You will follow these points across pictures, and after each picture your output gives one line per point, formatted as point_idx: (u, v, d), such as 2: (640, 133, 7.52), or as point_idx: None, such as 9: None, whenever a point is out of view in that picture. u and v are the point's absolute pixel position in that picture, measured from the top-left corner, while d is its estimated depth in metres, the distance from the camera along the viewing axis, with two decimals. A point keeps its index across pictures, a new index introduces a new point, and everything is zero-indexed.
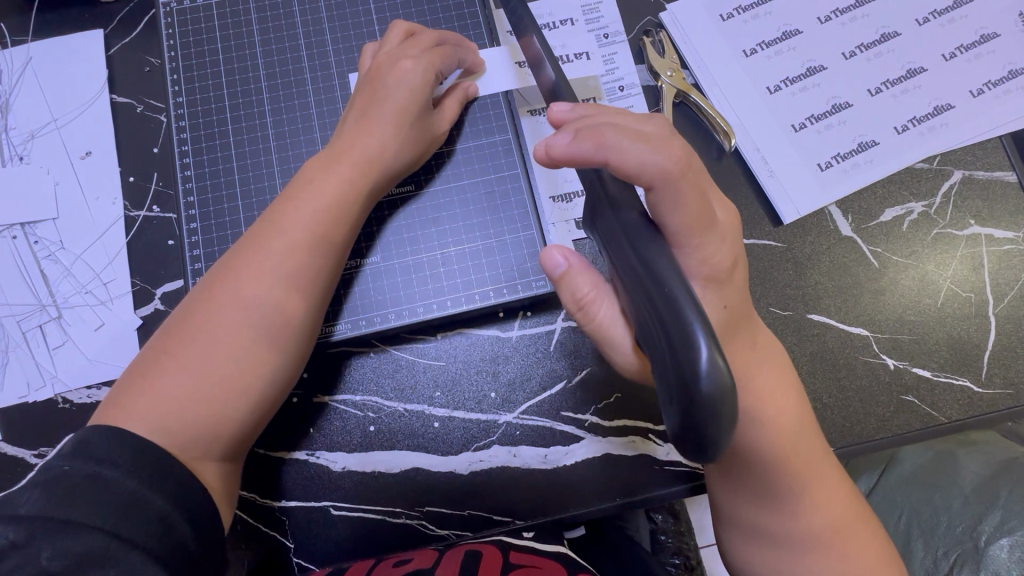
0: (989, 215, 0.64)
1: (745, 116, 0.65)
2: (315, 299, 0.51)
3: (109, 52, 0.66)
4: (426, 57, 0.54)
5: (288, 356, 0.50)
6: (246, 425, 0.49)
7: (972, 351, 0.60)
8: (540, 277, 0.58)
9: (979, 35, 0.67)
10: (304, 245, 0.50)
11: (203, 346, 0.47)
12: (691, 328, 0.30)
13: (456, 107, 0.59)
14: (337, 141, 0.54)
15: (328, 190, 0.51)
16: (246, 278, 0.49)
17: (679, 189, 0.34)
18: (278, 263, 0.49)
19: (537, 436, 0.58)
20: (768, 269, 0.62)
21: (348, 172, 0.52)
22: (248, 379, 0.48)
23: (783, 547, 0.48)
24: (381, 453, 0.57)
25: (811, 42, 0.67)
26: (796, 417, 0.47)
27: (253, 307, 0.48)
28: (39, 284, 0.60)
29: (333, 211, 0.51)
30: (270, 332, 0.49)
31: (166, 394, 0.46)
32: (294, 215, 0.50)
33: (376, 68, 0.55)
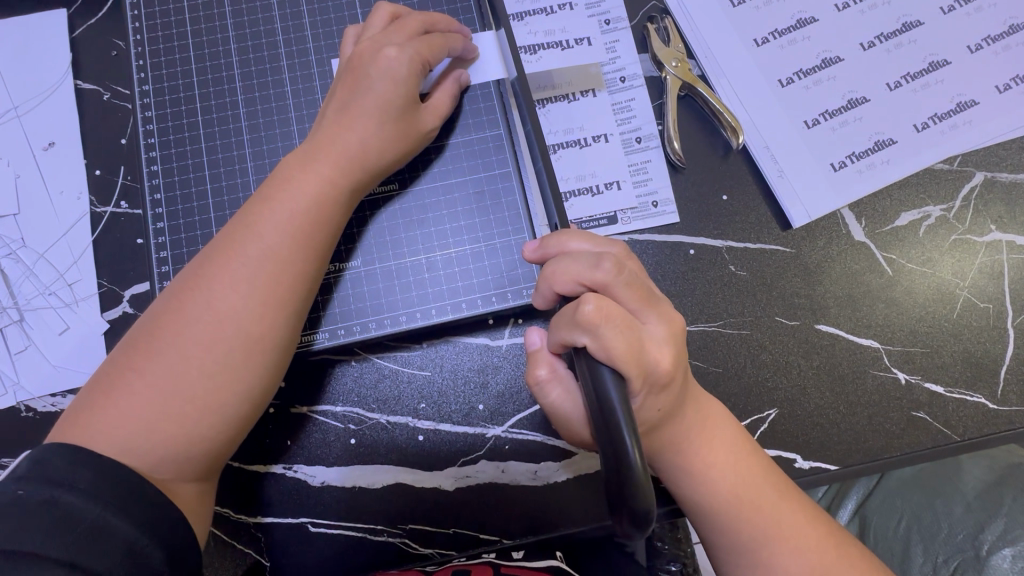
0: (1011, 220, 0.60)
1: (754, 111, 0.61)
2: (294, 308, 0.47)
3: (74, 34, 0.61)
4: (412, 46, 0.50)
5: (266, 369, 0.46)
6: (223, 443, 0.45)
7: (989, 365, 0.57)
8: (531, 283, 0.54)
9: (1007, 26, 0.62)
10: (284, 249, 0.46)
11: (172, 361, 0.44)
12: (619, 428, 0.33)
13: (448, 101, 0.54)
14: (316, 136, 0.50)
15: (309, 189, 0.48)
16: (219, 286, 0.45)
17: (601, 333, 0.37)
18: (252, 270, 0.46)
19: (527, 450, 0.55)
20: (774, 275, 0.58)
21: (330, 170, 0.48)
22: (221, 397, 0.44)
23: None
24: (363, 468, 0.54)
25: (827, 31, 0.63)
26: (735, 460, 0.46)
27: (225, 319, 0.45)
28: (0, 285, 0.56)
29: (316, 212, 0.48)
30: (245, 345, 0.45)
31: (133, 411, 0.43)
32: (272, 218, 0.47)
33: (358, 55, 0.51)
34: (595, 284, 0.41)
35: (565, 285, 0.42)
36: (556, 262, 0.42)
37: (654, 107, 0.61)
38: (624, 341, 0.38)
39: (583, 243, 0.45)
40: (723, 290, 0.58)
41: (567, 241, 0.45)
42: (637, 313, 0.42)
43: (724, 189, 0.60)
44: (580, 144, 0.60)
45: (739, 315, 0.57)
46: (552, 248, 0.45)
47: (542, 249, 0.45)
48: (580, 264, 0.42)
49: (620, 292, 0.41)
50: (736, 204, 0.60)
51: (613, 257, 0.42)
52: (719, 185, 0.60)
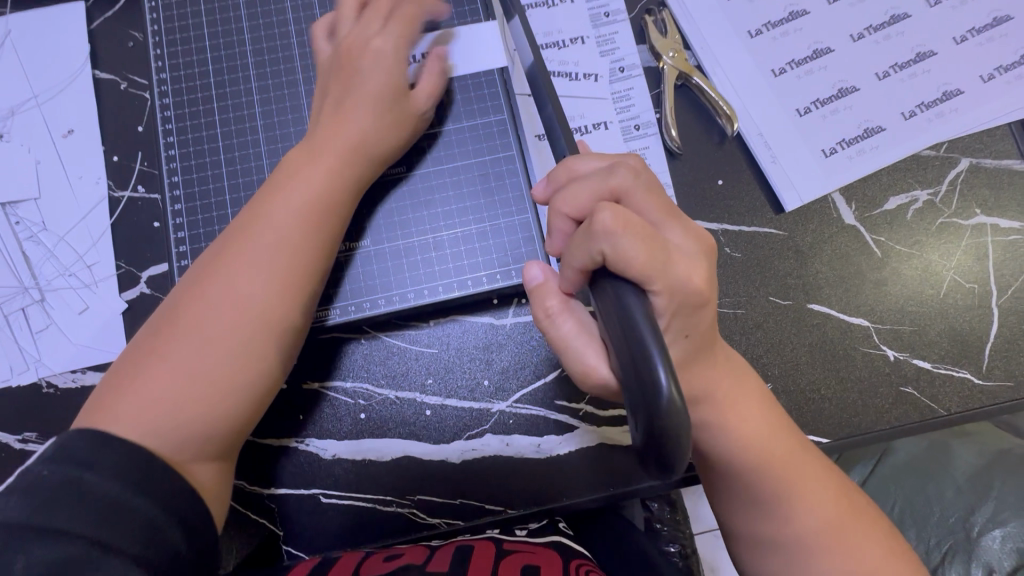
0: (996, 204, 0.62)
1: (748, 100, 0.63)
2: (306, 292, 0.49)
3: (92, 26, 0.63)
4: (393, 30, 0.53)
5: (280, 351, 0.49)
6: (242, 423, 0.48)
7: (974, 343, 0.59)
8: (534, 263, 0.56)
9: (991, 18, 0.65)
10: (295, 237, 0.49)
11: (189, 348, 0.46)
12: (647, 352, 0.31)
13: (435, 82, 0.56)
14: (317, 131, 0.52)
15: (316, 180, 0.50)
16: (231, 275, 0.47)
17: (621, 244, 0.35)
18: (266, 258, 0.48)
19: (530, 424, 0.57)
20: (768, 257, 0.60)
21: (336, 161, 0.51)
22: (238, 379, 0.46)
23: (780, 554, 0.46)
24: (372, 441, 0.56)
25: (818, 23, 0.65)
26: (760, 418, 0.46)
27: (239, 305, 0.47)
28: (22, 266, 0.58)
29: (325, 203, 0.50)
30: (259, 329, 0.47)
31: (157, 398, 0.44)
32: (282, 208, 0.49)
33: (347, 49, 0.53)
34: (613, 192, 0.39)
35: (575, 205, 0.39)
36: (567, 187, 0.40)
37: (652, 96, 0.64)
38: (647, 251, 0.35)
39: (594, 160, 0.42)
40: (718, 271, 0.60)
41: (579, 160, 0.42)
42: (660, 225, 0.39)
43: (720, 174, 0.62)
44: (581, 131, 0.63)
45: (734, 294, 0.60)
46: (563, 175, 0.42)
47: (551, 182, 0.42)
48: (593, 181, 0.39)
49: (638, 203, 0.39)
50: (730, 189, 0.62)
51: (626, 167, 0.40)
52: (715, 171, 0.62)
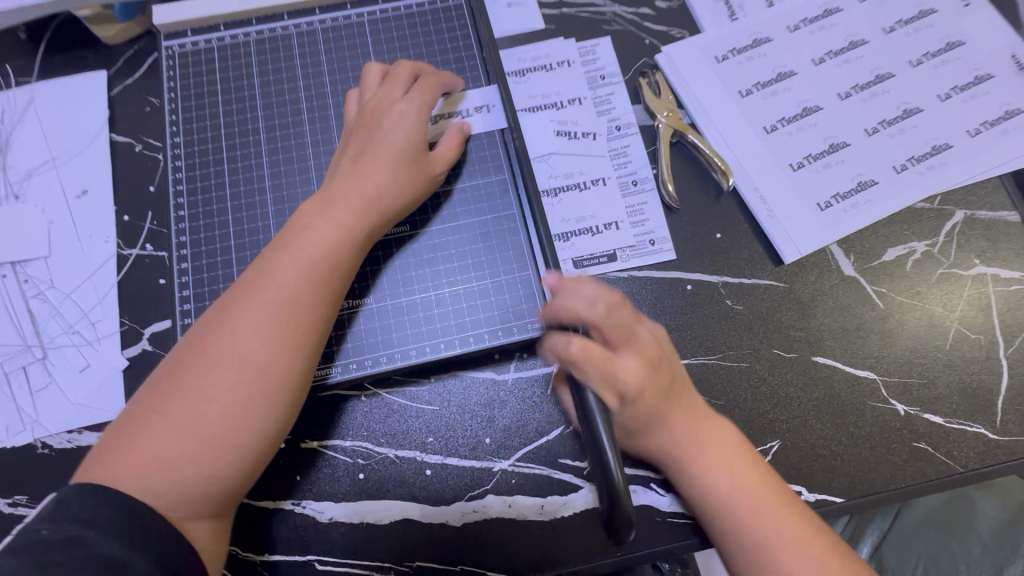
0: (994, 255, 0.63)
1: (742, 155, 0.65)
2: (309, 348, 0.49)
3: (112, 93, 0.66)
4: (417, 97, 0.56)
5: (283, 408, 0.47)
6: (238, 479, 0.46)
7: (986, 395, 0.58)
8: (535, 318, 0.56)
9: (973, 76, 0.68)
10: (304, 292, 0.49)
11: (194, 401, 0.45)
12: (603, 446, 0.41)
13: (455, 146, 0.58)
14: (333, 185, 0.53)
15: (326, 235, 0.51)
16: (241, 326, 0.47)
17: (581, 369, 0.44)
18: (274, 311, 0.48)
19: (533, 484, 0.55)
20: (771, 309, 0.60)
21: (348, 215, 0.52)
22: (239, 437, 0.46)
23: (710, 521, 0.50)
24: (370, 503, 0.55)
25: (807, 83, 0.68)
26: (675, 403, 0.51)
27: (245, 359, 0.46)
28: (27, 324, 0.59)
29: (333, 256, 0.51)
30: (264, 384, 0.46)
31: (157, 450, 0.44)
32: (292, 261, 0.50)
33: (368, 112, 0.56)
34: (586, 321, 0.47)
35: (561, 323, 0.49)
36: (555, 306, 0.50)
37: (648, 153, 0.66)
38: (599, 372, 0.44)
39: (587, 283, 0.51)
40: (720, 322, 0.60)
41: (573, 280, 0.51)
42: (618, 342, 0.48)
43: (718, 228, 0.63)
44: (580, 187, 0.64)
45: (739, 347, 0.59)
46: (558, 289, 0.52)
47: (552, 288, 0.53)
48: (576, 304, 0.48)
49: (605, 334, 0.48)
50: (729, 242, 0.63)
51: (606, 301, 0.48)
52: (713, 225, 0.63)
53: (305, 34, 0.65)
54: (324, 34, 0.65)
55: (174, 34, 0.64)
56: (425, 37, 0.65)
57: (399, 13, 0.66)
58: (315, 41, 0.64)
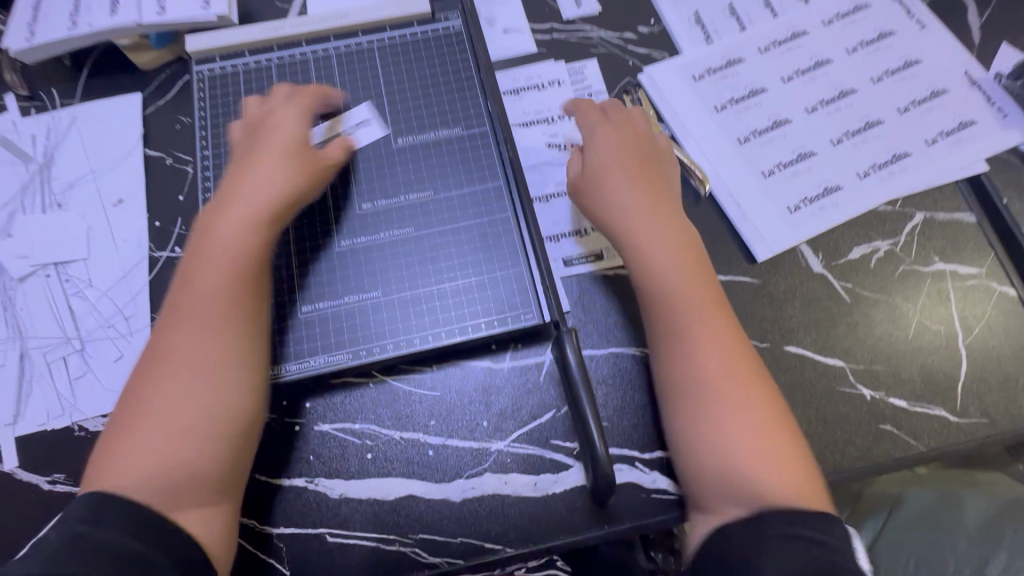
0: (952, 253, 0.68)
1: (718, 164, 0.71)
2: (246, 330, 0.54)
3: (146, 112, 0.74)
4: (291, 110, 0.65)
5: (238, 389, 0.52)
6: (233, 455, 0.51)
7: (946, 381, 0.63)
8: (528, 310, 0.62)
9: (930, 91, 0.74)
10: (241, 286, 0.55)
11: (160, 403, 0.50)
12: (591, 431, 0.53)
13: (342, 146, 0.65)
14: (223, 196, 0.59)
15: (240, 237, 0.56)
16: (184, 328, 0.53)
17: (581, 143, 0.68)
18: (211, 309, 0.53)
19: (527, 463, 0.60)
20: (746, 303, 0.66)
21: (258, 216, 0.58)
22: (207, 423, 0.50)
23: (687, 371, 0.55)
24: (377, 480, 0.59)
25: (777, 98, 0.74)
26: (666, 246, 0.60)
27: (192, 353, 0.52)
28: (67, 319, 0.65)
29: (241, 255, 0.56)
30: (213, 371, 0.52)
31: (144, 460, 0.49)
32: (200, 272, 0.55)
33: (249, 133, 0.64)
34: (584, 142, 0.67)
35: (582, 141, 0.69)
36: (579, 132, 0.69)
37: None
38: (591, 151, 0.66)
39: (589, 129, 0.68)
40: None
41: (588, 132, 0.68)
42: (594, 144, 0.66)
43: (696, 229, 0.69)
44: None
45: None
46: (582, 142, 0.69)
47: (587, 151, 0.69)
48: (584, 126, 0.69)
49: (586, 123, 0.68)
50: (707, 242, 0.68)
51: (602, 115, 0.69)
52: (692, 227, 0.69)
53: (321, 60, 0.72)
54: (338, 59, 0.72)
55: (203, 60, 0.72)
56: (428, 61, 0.72)
57: (405, 39, 0.73)
58: (329, 66, 0.72)
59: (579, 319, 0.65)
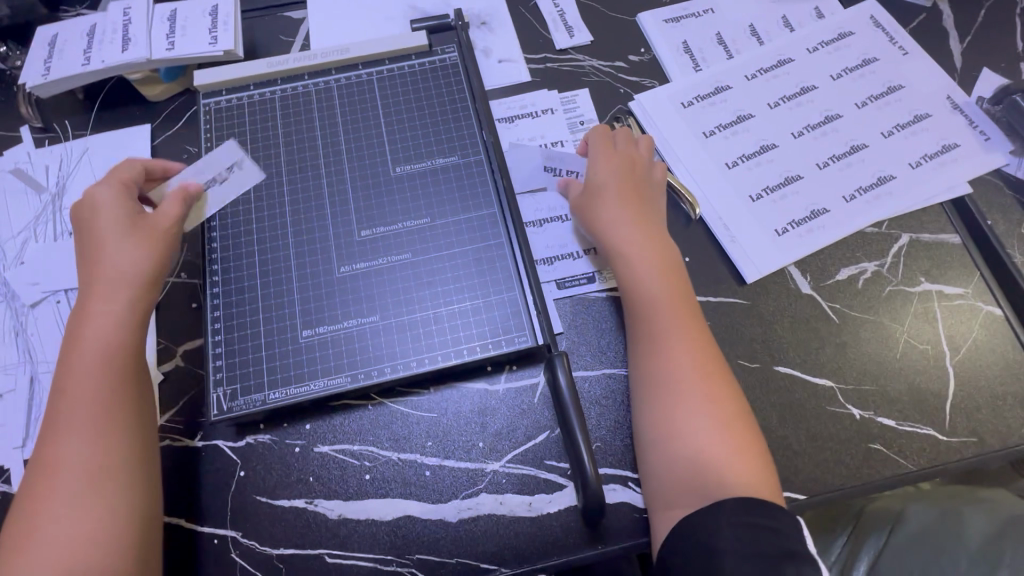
0: (938, 273, 0.69)
1: (707, 188, 0.73)
2: (127, 427, 0.55)
3: (155, 143, 0.77)
4: (109, 185, 0.65)
5: (137, 479, 0.54)
6: (142, 544, 0.52)
7: (934, 400, 0.64)
8: (522, 333, 0.64)
9: (913, 115, 0.76)
10: (86, 377, 0.56)
11: (63, 505, 0.52)
12: (579, 451, 0.56)
13: (177, 204, 0.65)
14: (82, 284, 0.61)
15: (91, 330, 0.58)
16: (64, 430, 0.54)
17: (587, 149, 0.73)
18: (99, 405, 0.55)
19: (522, 483, 0.61)
20: (736, 324, 0.67)
21: (124, 311, 0.60)
22: (118, 516, 0.52)
23: (665, 382, 0.58)
24: (375, 501, 0.60)
25: (764, 124, 0.76)
26: (653, 264, 0.63)
27: (87, 451, 0.53)
28: None
29: (115, 354, 0.58)
30: (108, 468, 0.53)
31: (39, 557, 0.50)
32: (82, 372, 0.56)
33: (83, 219, 0.64)
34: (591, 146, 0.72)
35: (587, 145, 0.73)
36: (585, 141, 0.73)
37: None
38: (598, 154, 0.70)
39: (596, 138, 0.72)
40: None
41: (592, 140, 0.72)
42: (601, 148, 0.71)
43: (687, 252, 0.70)
44: (562, 218, 0.72)
45: None
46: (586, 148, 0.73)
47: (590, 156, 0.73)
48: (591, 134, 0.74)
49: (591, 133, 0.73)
50: (698, 264, 0.70)
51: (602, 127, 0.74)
52: (683, 249, 0.71)
53: (323, 92, 0.75)
54: (339, 91, 0.75)
55: (210, 93, 0.75)
56: (425, 92, 0.75)
57: (402, 72, 0.76)
58: (330, 97, 0.74)
59: (573, 341, 0.66)
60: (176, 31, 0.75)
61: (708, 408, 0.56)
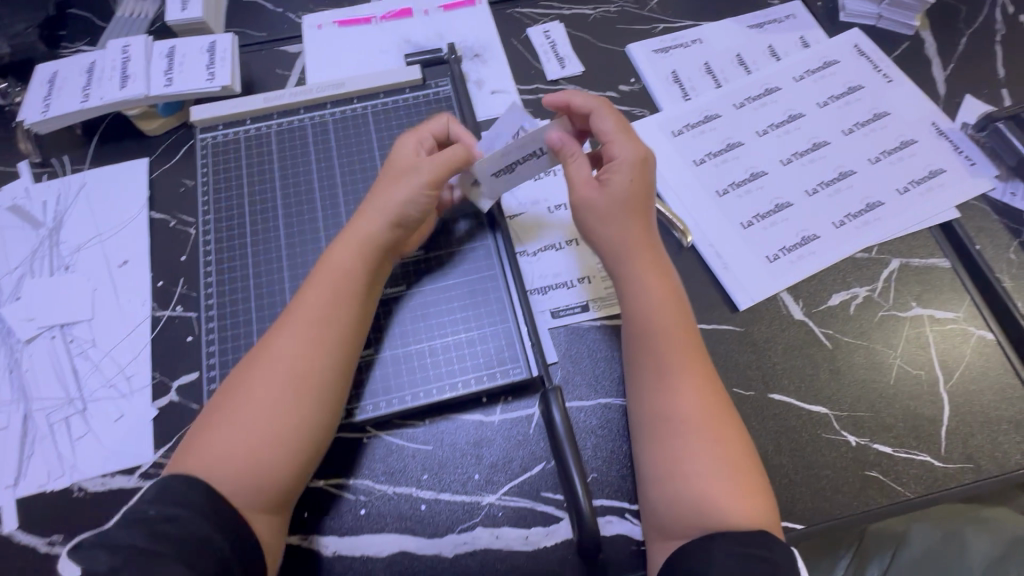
0: (929, 297, 0.70)
1: (698, 216, 0.74)
2: (339, 356, 0.56)
3: (152, 176, 0.77)
4: (411, 137, 0.66)
5: (316, 406, 0.54)
6: (303, 464, 0.53)
7: (929, 427, 0.64)
8: (516, 364, 0.64)
9: (899, 141, 0.78)
10: (342, 300, 0.58)
11: (245, 398, 0.52)
12: (574, 486, 0.56)
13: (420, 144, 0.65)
14: (361, 221, 0.61)
15: (344, 261, 0.59)
16: (299, 346, 0.55)
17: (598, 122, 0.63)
18: (341, 337, 0.56)
19: (518, 516, 0.60)
20: (730, 352, 0.67)
21: (377, 236, 0.60)
22: (287, 426, 0.52)
23: (672, 424, 0.56)
24: (371, 536, 0.60)
25: (753, 151, 0.78)
26: (663, 299, 0.60)
27: (314, 368, 0.54)
28: (69, 380, 0.67)
29: (352, 279, 0.58)
30: (298, 379, 0.53)
31: (224, 451, 0.50)
32: (321, 293, 0.57)
33: (393, 165, 0.64)
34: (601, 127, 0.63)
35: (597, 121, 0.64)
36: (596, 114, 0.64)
37: None
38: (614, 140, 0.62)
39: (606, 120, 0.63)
40: None
41: (604, 121, 0.63)
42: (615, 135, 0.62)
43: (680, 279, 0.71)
44: (555, 247, 0.73)
45: None
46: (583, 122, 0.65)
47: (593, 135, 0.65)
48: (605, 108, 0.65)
49: (604, 114, 0.64)
50: (691, 292, 0.70)
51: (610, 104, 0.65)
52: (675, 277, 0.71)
53: (318, 125, 0.76)
54: (334, 125, 0.76)
55: (207, 128, 0.76)
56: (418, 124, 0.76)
57: (397, 104, 0.77)
58: (326, 131, 0.76)
59: (568, 370, 0.67)
60: (174, 68, 0.76)
61: (717, 447, 0.54)
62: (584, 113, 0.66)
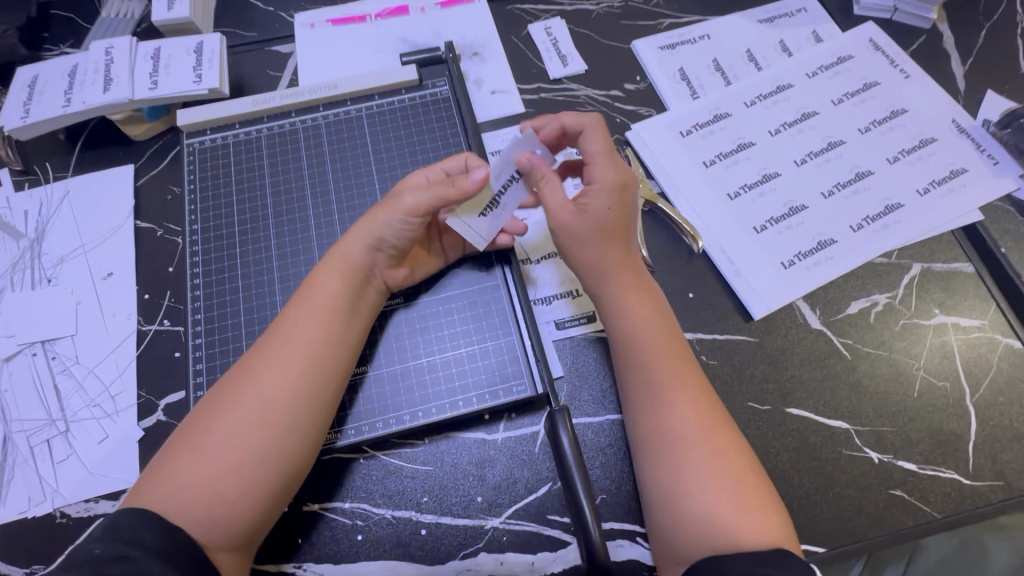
0: (953, 304, 0.67)
1: (709, 220, 0.71)
2: (323, 386, 0.53)
3: (138, 183, 0.74)
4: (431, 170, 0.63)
5: (289, 434, 0.51)
6: (272, 497, 0.50)
7: (956, 442, 0.61)
8: (520, 380, 0.61)
9: (918, 140, 0.74)
10: (321, 323, 0.55)
11: (213, 427, 0.49)
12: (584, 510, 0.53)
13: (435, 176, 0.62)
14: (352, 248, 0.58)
15: (328, 286, 0.56)
16: (271, 370, 0.52)
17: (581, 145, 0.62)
18: (324, 356, 0.54)
19: (524, 541, 0.57)
20: (745, 364, 0.64)
21: (359, 263, 0.58)
22: (250, 457, 0.49)
23: (661, 443, 0.53)
24: (369, 563, 0.57)
25: (765, 152, 0.74)
26: (647, 314, 0.58)
27: (285, 396, 0.51)
28: (52, 399, 0.64)
29: (334, 305, 0.56)
30: (268, 408, 0.50)
31: (183, 483, 0.47)
32: (299, 318, 0.55)
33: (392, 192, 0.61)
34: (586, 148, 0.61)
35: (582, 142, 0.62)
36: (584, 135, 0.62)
37: None
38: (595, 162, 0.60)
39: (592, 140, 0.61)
40: None
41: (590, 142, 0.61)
42: (598, 156, 0.60)
43: (690, 288, 0.68)
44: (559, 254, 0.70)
45: None
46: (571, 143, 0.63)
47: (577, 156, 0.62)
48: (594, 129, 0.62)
49: (591, 135, 0.62)
50: (702, 301, 0.67)
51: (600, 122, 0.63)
52: (685, 285, 0.68)
53: (310, 129, 0.73)
54: (327, 128, 0.73)
55: (195, 133, 0.73)
56: (415, 127, 0.73)
57: (392, 107, 0.74)
58: (319, 135, 0.72)
59: (574, 385, 0.63)
60: (159, 70, 0.73)
61: (717, 462, 0.50)
62: (574, 132, 0.63)
